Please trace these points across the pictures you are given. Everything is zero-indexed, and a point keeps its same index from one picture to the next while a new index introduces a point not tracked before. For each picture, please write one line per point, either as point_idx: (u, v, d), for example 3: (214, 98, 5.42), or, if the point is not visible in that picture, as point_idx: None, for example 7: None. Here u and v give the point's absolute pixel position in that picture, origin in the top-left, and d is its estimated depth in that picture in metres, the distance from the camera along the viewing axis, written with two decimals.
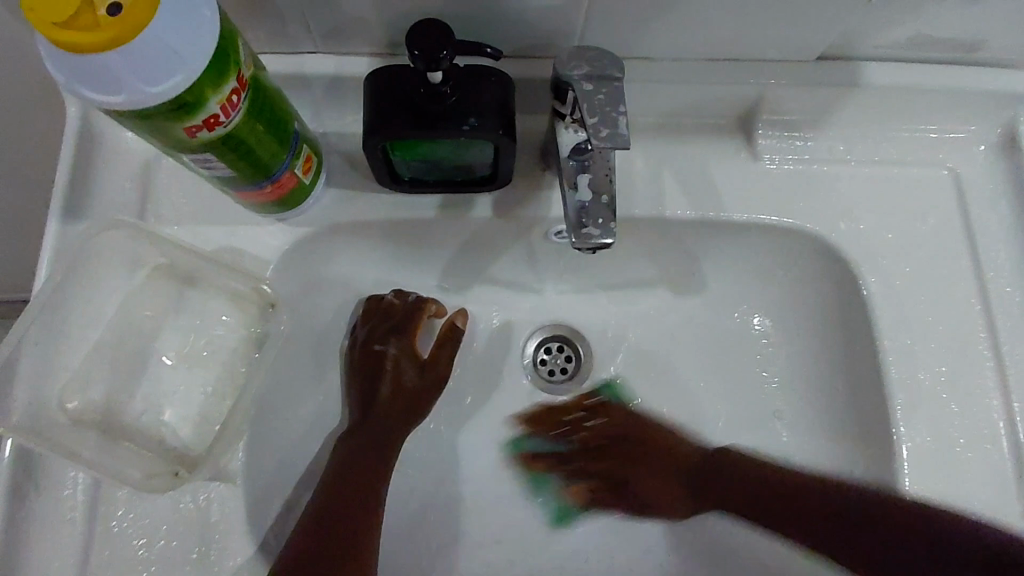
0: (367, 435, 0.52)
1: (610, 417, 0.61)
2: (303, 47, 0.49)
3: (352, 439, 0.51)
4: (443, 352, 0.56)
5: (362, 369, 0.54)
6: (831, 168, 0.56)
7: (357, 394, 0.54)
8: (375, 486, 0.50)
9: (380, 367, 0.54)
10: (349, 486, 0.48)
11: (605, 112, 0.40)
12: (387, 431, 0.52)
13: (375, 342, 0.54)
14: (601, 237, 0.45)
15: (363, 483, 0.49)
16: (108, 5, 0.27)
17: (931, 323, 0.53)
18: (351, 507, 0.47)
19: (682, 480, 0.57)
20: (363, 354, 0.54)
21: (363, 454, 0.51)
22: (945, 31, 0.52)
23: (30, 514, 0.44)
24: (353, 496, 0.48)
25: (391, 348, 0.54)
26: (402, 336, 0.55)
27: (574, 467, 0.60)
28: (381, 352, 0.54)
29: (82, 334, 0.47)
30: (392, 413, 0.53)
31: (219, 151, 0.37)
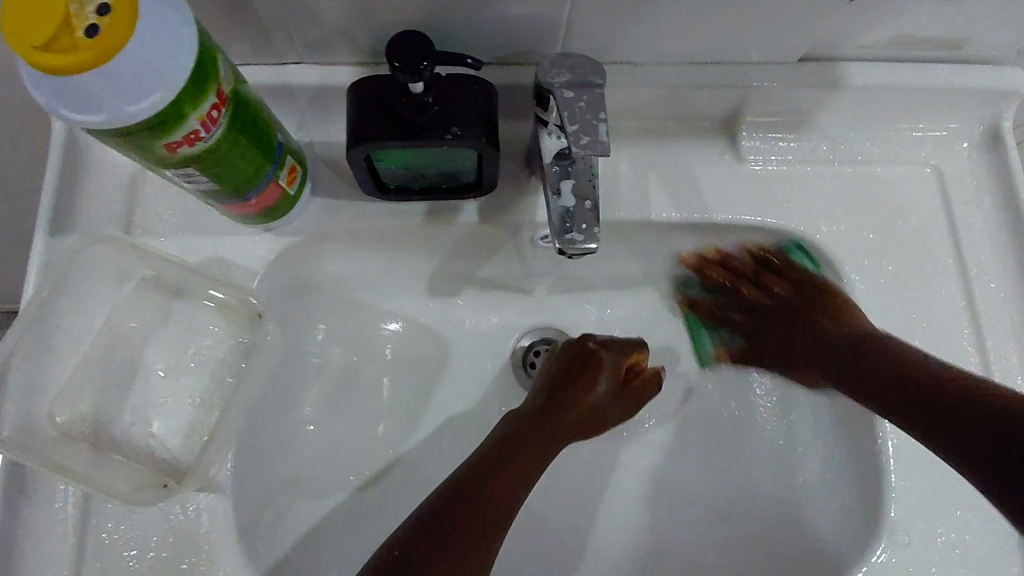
0: (547, 429, 0.48)
1: (779, 275, 0.58)
2: (287, 57, 0.50)
3: (515, 425, 0.48)
4: (638, 391, 0.55)
5: (571, 364, 0.52)
6: (815, 169, 0.57)
7: (558, 382, 0.51)
8: (525, 476, 0.45)
9: (585, 373, 0.52)
10: (492, 469, 0.44)
11: (585, 119, 0.41)
12: (562, 429, 0.49)
13: (591, 342, 0.53)
14: (585, 243, 0.46)
15: (504, 477, 0.43)
16: (86, 27, 0.27)
17: (916, 321, 0.54)
18: (495, 489, 0.42)
19: (803, 354, 0.55)
20: (577, 351, 0.52)
21: (520, 439, 0.47)
22: (927, 30, 0.52)
23: (21, 526, 0.45)
24: (494, 481, 0.43)
25: (607, 361, 0.52)
26: (618, 353, 0.53)
27: (737, 323, 0.60)
28: (595, 351, 0.52)
29: (70, 346, 0.47)
30: (570, 425, 0.50)
31: (201, 165, 0.37)
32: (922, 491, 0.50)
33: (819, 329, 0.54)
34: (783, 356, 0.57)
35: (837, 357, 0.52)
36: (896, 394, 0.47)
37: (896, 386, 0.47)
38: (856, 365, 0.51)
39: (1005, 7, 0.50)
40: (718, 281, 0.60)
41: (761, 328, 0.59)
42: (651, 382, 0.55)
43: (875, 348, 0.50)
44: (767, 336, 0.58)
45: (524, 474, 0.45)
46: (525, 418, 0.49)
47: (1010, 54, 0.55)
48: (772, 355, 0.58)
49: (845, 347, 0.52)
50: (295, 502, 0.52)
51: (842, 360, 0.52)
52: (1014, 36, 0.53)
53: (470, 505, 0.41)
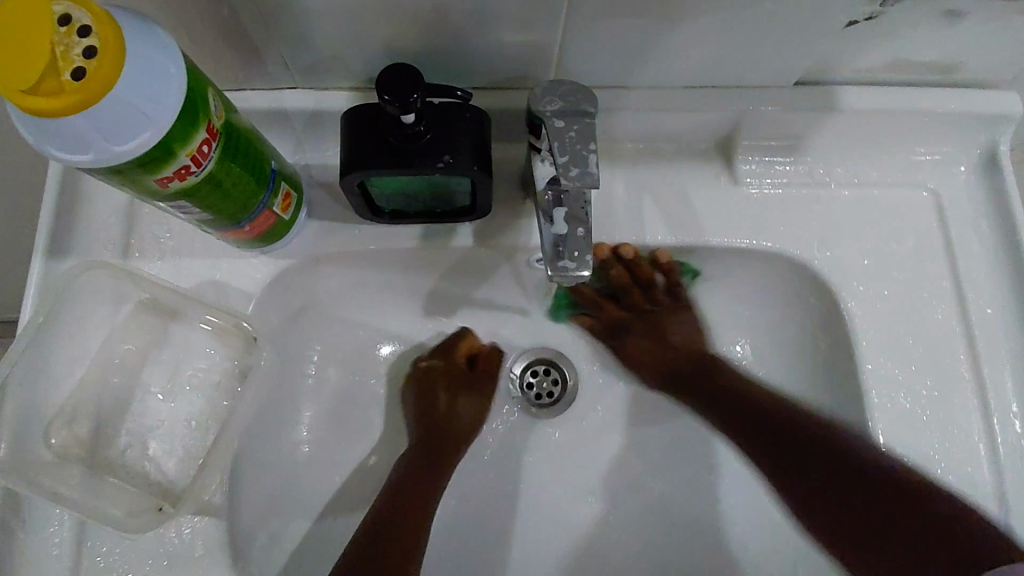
0: (433, 448, 0.56)
1: (656, 291, 0.60)
2: (282, 82, 0.50)
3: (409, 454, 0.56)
4: (485, 377, 0.61)
5: (423, 390, 0.59)
6: (810, 192, 0.57)
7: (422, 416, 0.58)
8: (435, 486, 0.54)
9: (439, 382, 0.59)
10: (402, 494, 0.52)
11: (575, 150, 0.41)
12: (445, 453, 0.57)
13: (422, 359, 0.60)
14: (578, 270, 0.46)
15: (412, 492, 0.53)
16: (72, 70, 0.28)
17: (911, 347, 0.54)
18: (407, 509, 0.51)
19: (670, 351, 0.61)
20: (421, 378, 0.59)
21: (410, 469, 0.54)
22: (921, 54, 0.52)
23: (19, 550, 0.45)
24: (404, 506, 0.51)
25: (445, 363, 0.59)
26: (448, 355, 0.59)
27: (601, 311, 0.62)
28: (427, 367, 0.59)
29: (68, 369, 0.48)
30: (455, 432, 0.58)
31: (192, 196, 0.37)
32: None
33: (731, 408, 0.57)
34: (632, 347, 0.62)
35: (816, 467, 0.52)
36: (837, 477, 0.51)
37: (850, 495, 0.50)
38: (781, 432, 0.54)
39: (1000, 33, 0.49)
40: (590, 300, 0.61)
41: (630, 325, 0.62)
42: (493, 358, 0.61)
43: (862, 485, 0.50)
44: (625, 335, 0.62)
45: (429, 484, 0.54)
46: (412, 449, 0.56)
47: (1006, 77, 0.55)
48: (622, 347, 0.62)
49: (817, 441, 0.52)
50: (292, 524, 0.52)
51: (771, 441, 0.54)
52: (1010, 60, 0.53)
53: (391, 534, 0.49)
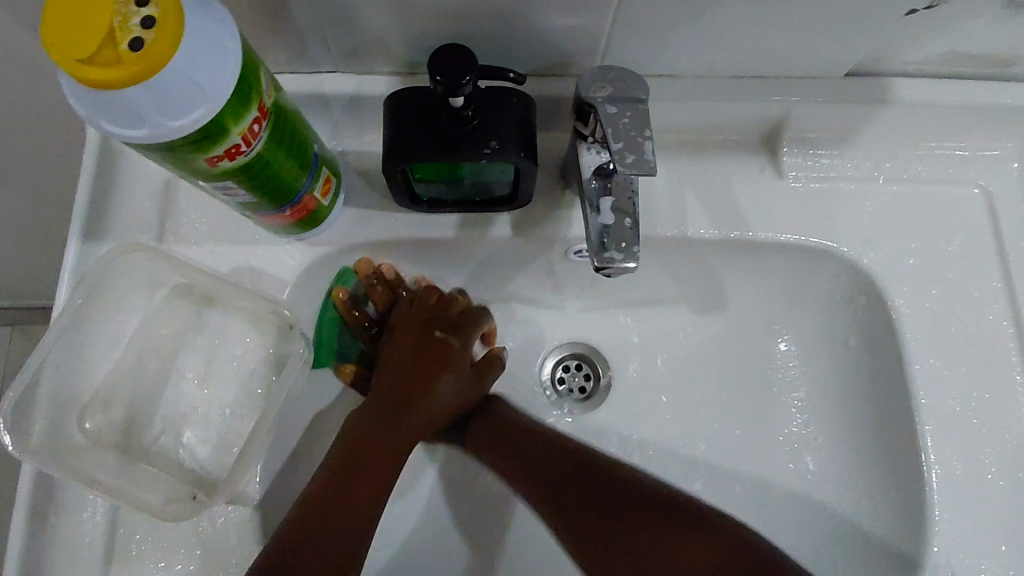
0: (397, 423, 0.52)
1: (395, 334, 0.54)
2: (324, 66, 0.49)
3: (364, 413, 0.51)
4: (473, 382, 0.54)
5: (422, 359, 0.53)
6: (856, 187, 0.55)
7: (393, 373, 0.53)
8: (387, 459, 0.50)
9: (446, 363, 0.54)
10: (341, 482, 0.47)
11: (629, 137, 0.40)
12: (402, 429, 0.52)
13: (434, 329, 0.53)
14: (624, 262, 0.45)
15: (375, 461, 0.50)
16: (130, 41, 0.27)
17: (960, 348, 0.52)
18: (359, 500, 0.47)
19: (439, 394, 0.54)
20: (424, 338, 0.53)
21: (370, 445, 0.50)
22: (976, 47, 0.51)
23: (50, 536, 0.44)
24: (350, 490, 0.47)
25: (457, 351, 0.53)
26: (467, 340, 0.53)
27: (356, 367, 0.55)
28: (444, 342, 0.53)
29: (103, 354, 0.47)
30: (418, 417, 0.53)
31: (239, 177, 0.37)
32: (966, 520, 0.49)
33: (502, 458, 0.53)
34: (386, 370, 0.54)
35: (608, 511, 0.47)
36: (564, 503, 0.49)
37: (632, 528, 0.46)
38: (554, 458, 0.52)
39: None
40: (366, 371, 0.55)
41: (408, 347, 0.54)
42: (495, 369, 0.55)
43: (678, 519, 0.45)
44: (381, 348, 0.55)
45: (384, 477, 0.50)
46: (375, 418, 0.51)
47: None
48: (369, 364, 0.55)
49: (628, 494, 0.47)
50: None
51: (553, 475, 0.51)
52: None
53: (334, 513, 0.46)
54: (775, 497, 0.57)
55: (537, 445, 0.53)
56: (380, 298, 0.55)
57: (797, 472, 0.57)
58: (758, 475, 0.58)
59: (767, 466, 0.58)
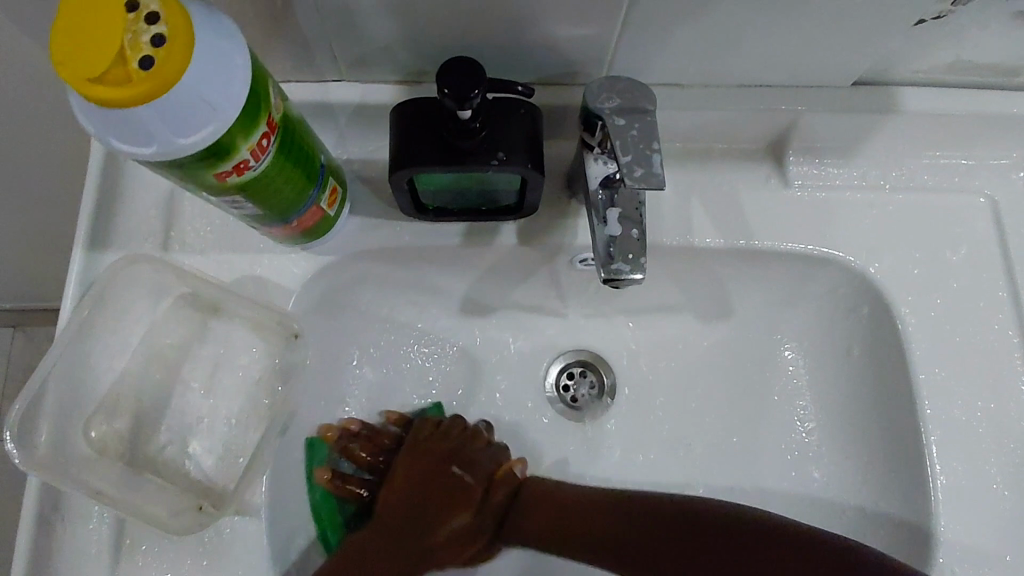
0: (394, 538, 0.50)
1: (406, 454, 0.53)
2: (329, 75, 0.49)
3: (368, 532, 0.50)
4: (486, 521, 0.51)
5: (437, 495, 0.52)
6: (862, 195, 0.55)
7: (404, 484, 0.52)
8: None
9: (462, 502, 0.51)
10: None
11: (638, 149, 0.39)
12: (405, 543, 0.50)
13: (452, 463, 0.52)
14: (632, 274, 0.44)
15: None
16: (141, 59, 0.27)
17: (966, 358, 0.52)
18: None
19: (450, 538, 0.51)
20: (437, 482, 0.52)
21: (364, 565, 0.48)
22: (983, 56, 0.51)
23: (56, 546, 0.44)
24: None
25: (472, 487, 0.52)
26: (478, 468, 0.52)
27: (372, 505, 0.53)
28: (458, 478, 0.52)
29: (108, 364, 0.47)
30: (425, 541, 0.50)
31: (246, 191, 0.36)
32: (971, 529, 0.49)
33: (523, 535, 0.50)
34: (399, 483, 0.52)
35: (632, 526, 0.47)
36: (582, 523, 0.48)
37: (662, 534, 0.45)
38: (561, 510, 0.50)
39: None
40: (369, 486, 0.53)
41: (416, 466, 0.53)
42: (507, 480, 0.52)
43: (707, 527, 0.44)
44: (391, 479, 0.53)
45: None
46: (379, 530, 0.50)
47: None
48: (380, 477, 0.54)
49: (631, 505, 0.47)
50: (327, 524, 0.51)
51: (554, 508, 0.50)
52: None
53: None
54: (780, 505, 0.57)
55: (538, 500, 0.51)
56: (365, 455, 0.54)
57: (802, 481, 0.57)
58: (762, 483, 0.58)
59: (772, 474, 0.58)
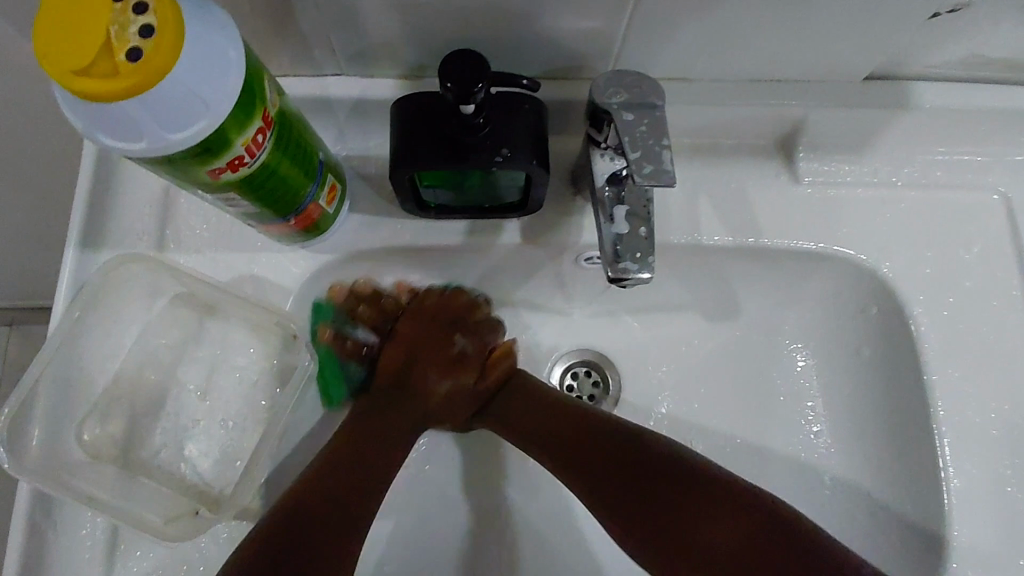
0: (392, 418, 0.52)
1: (408, 319, 0.53)
2: (328, 69, 0.48)
3: (369, 404, 0.52)
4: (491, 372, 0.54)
5: (440, 362, 0.54)
6: (874, 192, 0.54)
7: (412, 339, 0.53)
8: (378, 463, 0.49)
9: (462, 368, 0.54)
10: (330, 492, 0.45)
11: (647, 145, 0.38)
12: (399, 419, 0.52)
13: (455, 330, 0.53)
14: (640, 273, 0.43)
15: (365, 461, 0.49)
16: (128, 51, 0.25)
17: (980, 357, 0.51)
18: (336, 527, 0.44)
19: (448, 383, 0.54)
20: (439, 340, 0.54)
21: (364, 441, 0.50)
22: (1000, 49, 0.50)
23: (48, 554, 0.43)
24: (338, 492, 0.46)
25: (472, 357, 0.54)
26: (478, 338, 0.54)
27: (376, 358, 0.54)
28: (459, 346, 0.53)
29: (101, 366, 0.46)
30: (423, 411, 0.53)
31: (242, 188, 0.35)
32: (985, 534, 0.47)
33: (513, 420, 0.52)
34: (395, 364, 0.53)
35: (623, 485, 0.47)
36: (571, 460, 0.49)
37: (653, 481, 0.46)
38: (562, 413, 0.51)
39: None
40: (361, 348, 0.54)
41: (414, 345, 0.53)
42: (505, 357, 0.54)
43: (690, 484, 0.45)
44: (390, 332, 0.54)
45: (368, 489, 0.48)
46: (384, 407, 0.52)
47: None
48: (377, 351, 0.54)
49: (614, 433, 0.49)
50: None
51: (554, 447, 0.50)
52: None
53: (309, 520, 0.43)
54: None
55: (540, 403, 0.52)
56: (371, 315, 0.52)
57: (810, 484, 0.56)
58: (770, 485, 0.57)
59: (782, 476, 0.57)
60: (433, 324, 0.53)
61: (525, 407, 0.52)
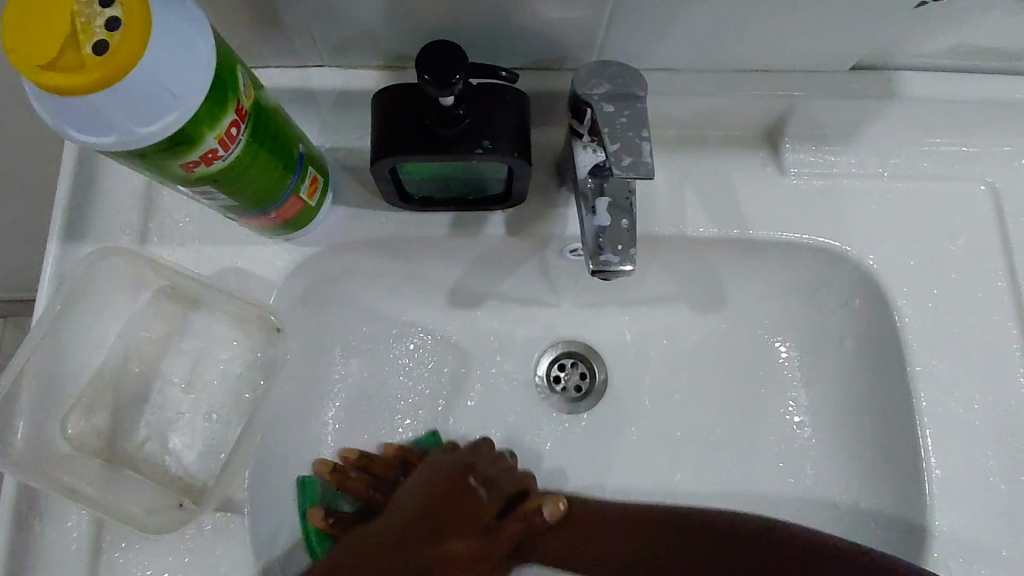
0: None
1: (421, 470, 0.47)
2: (310, 60, 0.48)
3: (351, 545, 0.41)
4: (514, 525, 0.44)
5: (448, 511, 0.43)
6: (861, 183, 0.54)
7: (422, 488, 0.45)
8: None
9: (473, 524, 0.43)
10: None
11: (626, 137, 0.38)
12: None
13: (470, 477, 0.46)
14: (621, 265, 0.43)
15: None
16: (94, 43, 0.25)
17: (963, 348, 0.51)
18: None
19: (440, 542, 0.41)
20: (453, 482, 0.45)
21: None
22: (988, 39, 0.49)
23: (34, 544, 0.43)
24: None
25: (489, 509, 0.44)
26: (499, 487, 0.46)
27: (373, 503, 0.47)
28: (475, 490, 0.45)
29: (85, 359, 0.46)
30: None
31: (218, 182, 0.35)
32: (966, 523, 0.48)
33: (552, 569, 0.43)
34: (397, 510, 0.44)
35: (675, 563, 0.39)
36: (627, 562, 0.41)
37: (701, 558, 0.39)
38: (603, 559, 0.42)
39: None
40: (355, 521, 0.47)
41: (430, 494, 0.44)
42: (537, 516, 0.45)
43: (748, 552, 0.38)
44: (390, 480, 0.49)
45: None
46: (365, 563, 0.38)
47: None
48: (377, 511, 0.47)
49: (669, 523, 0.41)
50: None
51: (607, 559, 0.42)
52: None
53: None
54: (774, 498, 0.56)
55: (591, 540, 0.43)
56: (359, 485, 0.48)
57: (795, 473, 0.56)
58: (756, 475, 0.57)
59: (768, 466, 0.57)
60: (448, 481, 0.45)
61: (578, 544, 0.43)
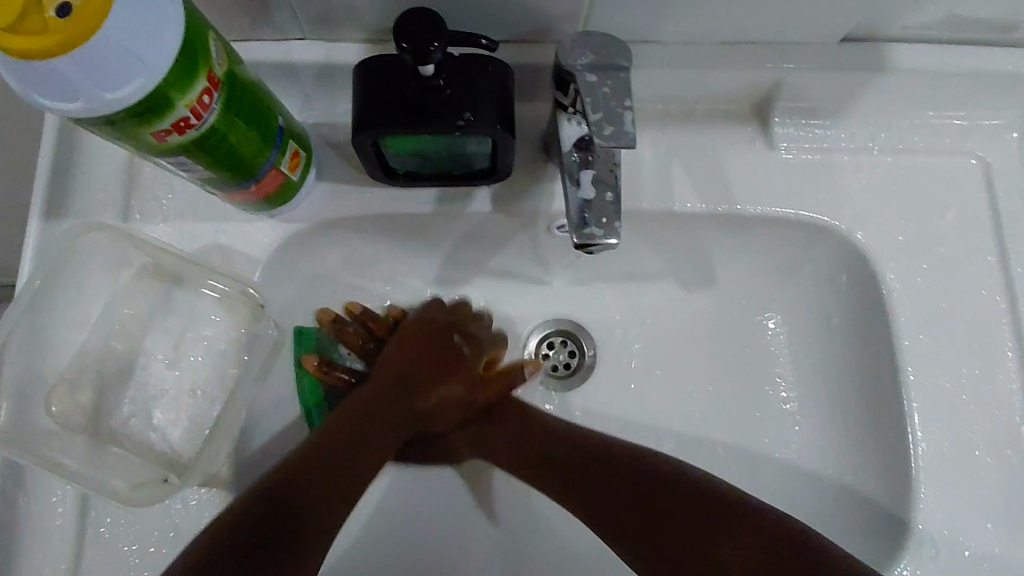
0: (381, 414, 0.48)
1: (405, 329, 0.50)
2: (291, 33, 0.47)
3: (349, 420, 0.46)
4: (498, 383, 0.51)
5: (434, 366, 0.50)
6: (851, 158, 0.53)
7: (407, 354, 0.50)
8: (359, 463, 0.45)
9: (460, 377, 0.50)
10: (325, 457, 0.44)
11: (609, 106, 0.38)
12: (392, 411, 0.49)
13: (454, 332, 0.51)
14: (606, 239, 0.43)
15: (363, 438, 0.46)
16: (57, 6, 0.25)
17: (952, 323, 0.51)
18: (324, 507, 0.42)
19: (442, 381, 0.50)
20: (439, 344, 0.50)
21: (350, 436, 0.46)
22: (981, 10, 0.48)
23: (19, 520, 0.43)
24: (331, 480, 0.43)
25: (469, 362, 0.50)
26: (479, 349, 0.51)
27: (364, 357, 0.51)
28: (458, 347, 0.50)
29: (68, 335, 0.46)
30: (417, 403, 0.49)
31: (193, 153, 0.35)
32: (951, 496, 0.48)
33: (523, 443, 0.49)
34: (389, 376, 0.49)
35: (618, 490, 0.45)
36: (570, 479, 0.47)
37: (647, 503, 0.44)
38: (569, 451, 0.48)
39: None
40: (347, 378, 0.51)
41: (414, 359, 0.50)
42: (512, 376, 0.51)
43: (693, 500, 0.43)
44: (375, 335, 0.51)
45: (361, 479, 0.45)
46: (363, 414, 0.47)
47: None
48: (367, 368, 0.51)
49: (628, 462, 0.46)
50: None
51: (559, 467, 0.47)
52: None
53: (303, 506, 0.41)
54: (763, 474, 0.56)
55: (553, 438, 0.49)
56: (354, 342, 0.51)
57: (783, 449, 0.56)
58: (745, 451, 0.57)
59: (757, 442, 0.57)
60: (432, 348, 0.50)
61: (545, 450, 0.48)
